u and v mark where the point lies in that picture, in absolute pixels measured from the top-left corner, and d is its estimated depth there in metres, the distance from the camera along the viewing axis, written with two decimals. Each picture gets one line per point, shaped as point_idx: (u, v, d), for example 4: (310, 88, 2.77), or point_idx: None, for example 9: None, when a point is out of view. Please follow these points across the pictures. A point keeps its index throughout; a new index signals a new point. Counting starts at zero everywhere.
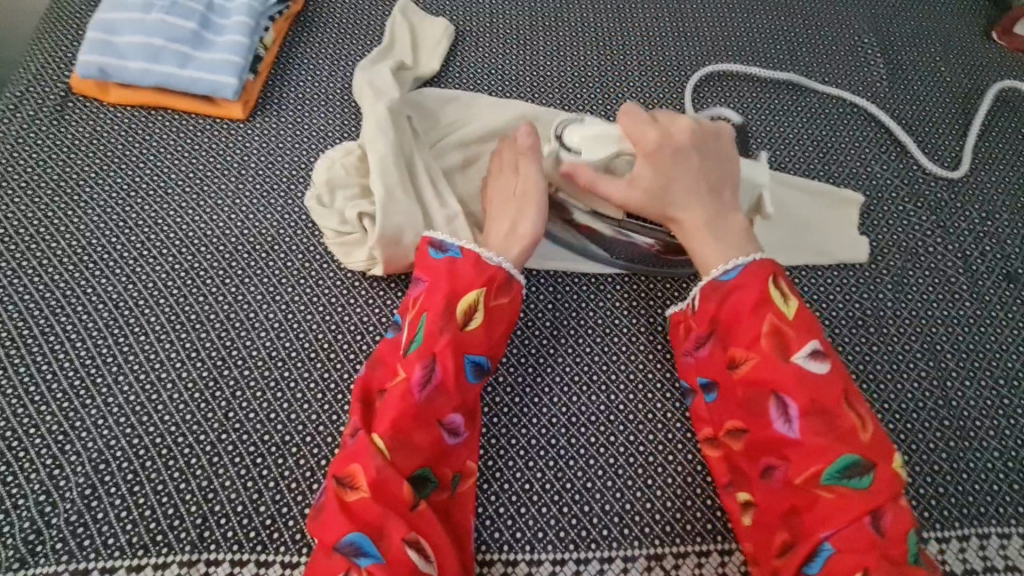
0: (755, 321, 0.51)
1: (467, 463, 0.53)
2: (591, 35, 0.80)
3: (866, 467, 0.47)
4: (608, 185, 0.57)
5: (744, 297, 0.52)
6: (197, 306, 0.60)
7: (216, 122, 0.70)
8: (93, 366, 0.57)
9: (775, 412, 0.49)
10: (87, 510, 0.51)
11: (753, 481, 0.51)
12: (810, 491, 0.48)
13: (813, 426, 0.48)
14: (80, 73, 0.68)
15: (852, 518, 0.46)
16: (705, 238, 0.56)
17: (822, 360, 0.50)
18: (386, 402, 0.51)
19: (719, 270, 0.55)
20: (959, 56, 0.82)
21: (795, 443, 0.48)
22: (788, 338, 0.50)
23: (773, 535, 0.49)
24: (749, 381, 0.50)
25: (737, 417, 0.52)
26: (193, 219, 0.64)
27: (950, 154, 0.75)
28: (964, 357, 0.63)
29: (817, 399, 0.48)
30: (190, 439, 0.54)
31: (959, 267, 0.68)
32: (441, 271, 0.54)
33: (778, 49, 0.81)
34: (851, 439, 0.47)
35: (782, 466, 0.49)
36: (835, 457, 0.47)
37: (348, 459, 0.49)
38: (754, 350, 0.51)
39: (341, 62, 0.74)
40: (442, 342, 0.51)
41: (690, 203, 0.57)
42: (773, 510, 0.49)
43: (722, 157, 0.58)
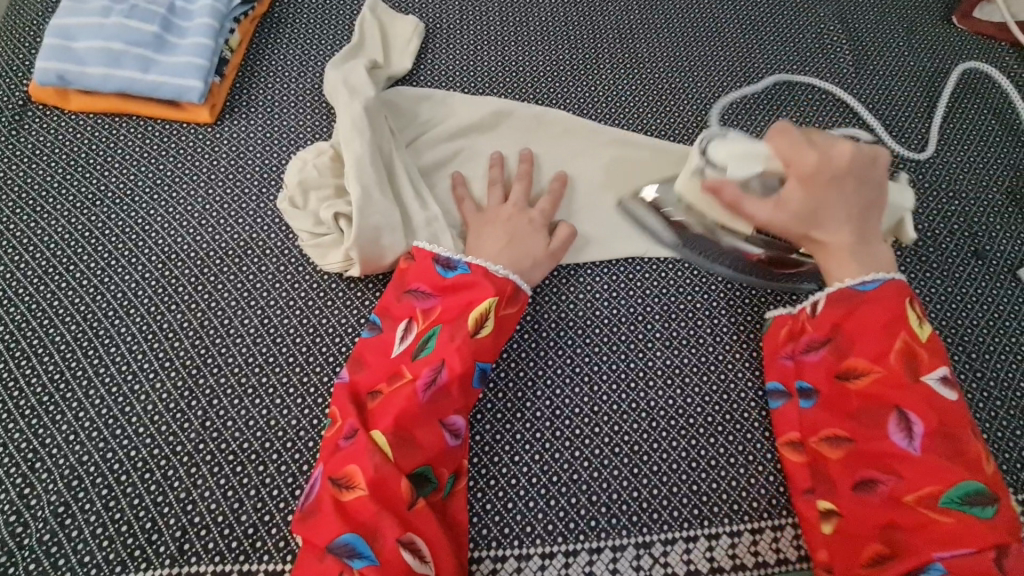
0: (884, 338, 0.50)
1: (462, 462, 0.52)
2: (562, 29, 0.81)
3: (989, 498, 0.45)
4: (752, 206, 0.54)
5: (876, 312, 0.51)
6: (170, 314, 0.58)
7: (182, 127, 0.68)
8: (62, 381, 0.55)
9: (895, 427, 0.47)
10: (61, 529, 0.50)
11: (845, 492, 0.49)
12: (920, 512, 0.45)
13: (938, 447, 0.46)
14: (38, 81, 0.66)
15: (970, 544, 0.44)
16: (849, 262, 0.53)
17: (949, 387, 0.49)
18: (390, 402, 0.50)
19: (854, 281, 0.53)
20: (921, 40, 0.84)
21: (913, 460, 0.46)
22: (920, 358, 0.49)
23: (865, 546, 0.47)
24: (868, 395, 0.49)
25: (842, 427, 0.50)
26: (163, 226, 0.63)
27: (916, 136, 0.77)
28: (937, 334, 0.64)
29: (944, 422, 0.47)
30: (166, 450, 0.53)
31: (929, 245, 0.69)
32: (456, 286, 0.54)
33: (746, 38, 0.82)
34: (976, 467, 0.46)
35: (890, 481, 0.47)
36: (956, 481, 0.45)
37: (343, 460, 0.48)
38: (880, 365, 0.49)
39: (310, 62, 0.73)
40: (453, 346, 0.51)
41: (840, 226, 0.53)
42: (865, 523, 0.47)
43: (878, 188, 0.54)
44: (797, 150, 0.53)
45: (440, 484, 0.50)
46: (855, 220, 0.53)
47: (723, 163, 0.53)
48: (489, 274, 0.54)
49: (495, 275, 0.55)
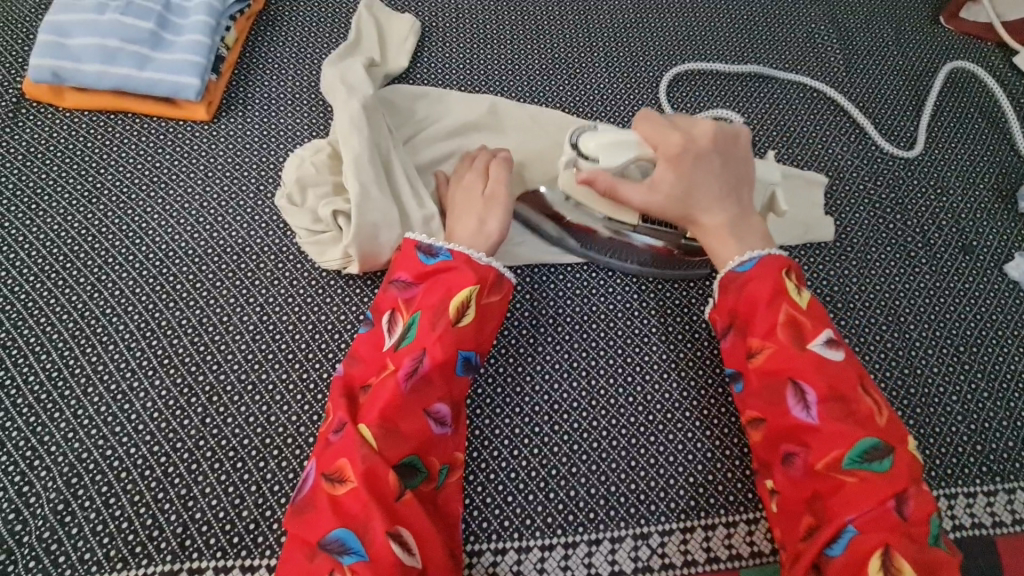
0: (770, 312, 0.51)
1: (453, 454, 0.52)
2: (557, 28, 0.81)
3: (885, 450, 0.46)
4: (627, 190, 0.55)
5: (760, 288, 0.51)
6: (168, 312, 0.58)
7: (178, 125, 0.68)
8: (60, 379, 0.55)
9: (792, 400, 0.48)
10: (61, 526, 0.50)
11: (772, 468, 0.50)
12: (830, 478, 0.46)
13: (832, 411, 0.47)
14: (32, 78, 0.66)
15: (875, 501, 0.45)
16: (731, 243, 0.55)
17: (837, 349, 0.50)
18: (375, 394, 0.50)
19: (733, 262, 0.54)
20: (910, 40, 0.85)
21: (814, 429, 0.47)
22: (803, 326, 0.50)
23: (797, 519, 0.48)
24: (765, 371, 0.50)
25: (755, 408, 0.51)
26: (160, 224, 0.63)
27: (905, 134, 0.78)
28: (926, 327, 0.65)
29: (835, 385, 0.48)
30: (166, 447, 0.53)
31: (918, 241, 0.71)
32: (435, 273, 0.54)
33: (739, 38, 0.83)
34: (869, 423, 0.47)
35: (801, 452, 0.48)
36: (854, 441, 0.46)
37: (332, 455, 0.48)
38: (771, 340, 0.50)
39: (307, 60, 0.73)
40: (434, 335, 0.51)
41: (715, 205, 0.55)
42: (793, 497, 0.48)
43: (739, 159, 0.57)
44: (656, 131, 0.56)
45: (431, 475, 0.50)
46: (729, 195, 0.56)
47: (595, 154, 0.55)
48: (471, 261, 0.54)
49: (478, 263, 0.54)
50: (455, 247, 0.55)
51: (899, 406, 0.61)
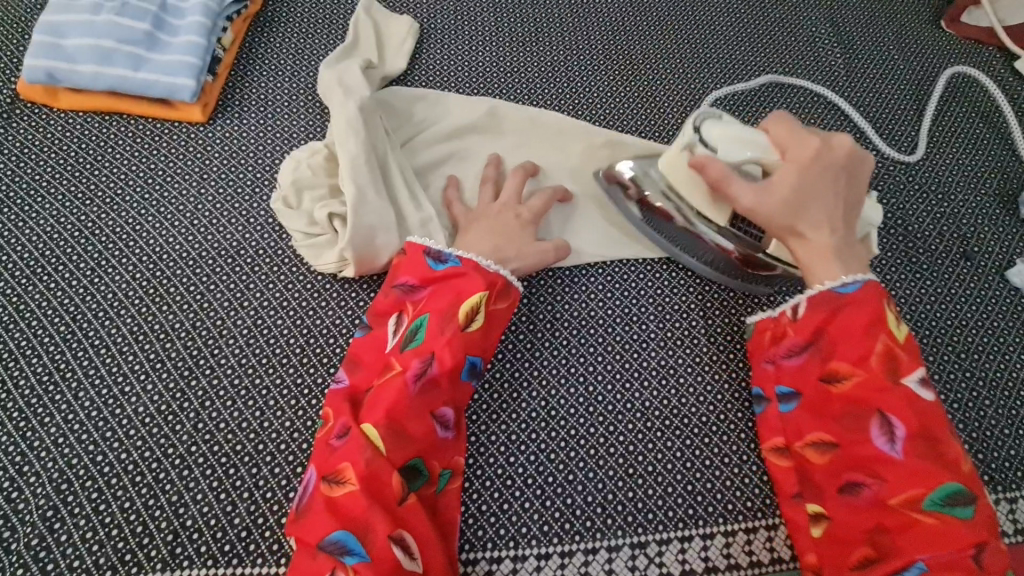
0: (862, 341, 0.49)
1: (454, 459, 0.52)
2: (557, 30, 0.81)
3: (969, 498, 0.45)
4: (739, 186, 0.52)
5: (854, 317, 0.50)
6: (161, 316, 0.58)
7: (174, 126, 0.67)
8: (51, 383, 0.54)
9: (878, 431, 0.47)
10: (50, 533, 0.49)
11: (830, 494, 0.49)
12: (904, 513, 0.45)
13: (919, 450, 0.46)
14: (26, 79, 0.65)
15: (948, 545, 0.44)
16: (832, 263, 0.52)
17: (929, 390, 0.48)
18: (378, 395, 0.49)
19: (838, 281, 0.51)
20: (911, 44, 0.85)
21: (896, 462, 0.46)
22: (899, 360, 0.48)
23: (851, 548, 0.47)
24: (853, 398, 0.49)
25: (826, 431, 0.50)
26: (154, 226, 0.62)
27: (906, 139, 0.78)
28: (927, 334, 0.65)
29: (927, 425, 0.47)
30: (158, 453, 0.52)
31: (919, 246, 0.70)
32: (447, 278, 0.53)
33: (739, 41, 0.83)
34: (958, 469, 0.46)
35: (873, 483, 0.47)
36: (937, 483, 0.45)
37: (334, 458, 0.47)
38: (860, 368, 0.49)
39: (304, 61, 0.73)
40: (442, 339, 0.51)
41: (823, 223, 0.52)
42: (853, 525, 0.47)
43: (858, 186, 0.55)
44: (792, 136, 0.53)
45: (431, 478, 0.50)
46: (840, 218, 0.53)
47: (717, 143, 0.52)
48: (480, 266, 0.54)
49: (486, 268, 0.54)
50: (465, 254, 0.54)
51: None
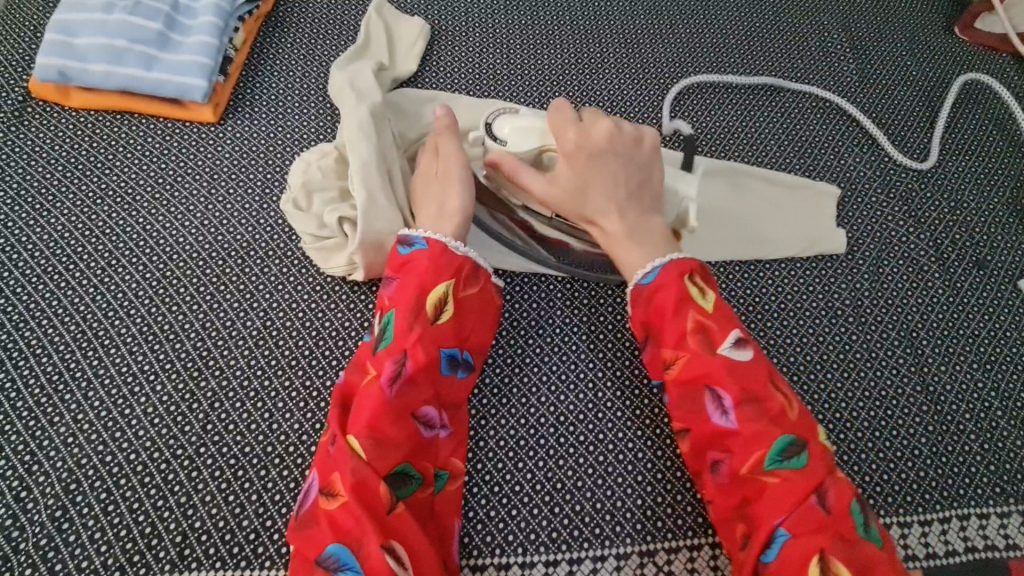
0: (678, 318, 0.51)
1: (449, 460, 0.52)
2: (567, 33, 0.81)
3: (800, 445, 0.46)
4: (528, 179, 0.56)
5: (668, 295, 0.51)
6: (171, 316, 0.58)
7: (185, 126, 0.67)
8: (60, 383, 0.54)
9: (710, 407, 0.48)
10: (58, 533, 0.49)
11: (702, 479, 0.50)
12: (756, 482, 0.46)
13: (747, 413, 0.47)
14: (38, 77, 0.65)
15: (797, 500, 0.44)
16: (628, 244, 0.55)
17: (744, 348, 0.50)
18: (361, 402, 0.49)
19: (640, 274, 0.54)
20: (923, 50, 0.85)
21: (733, 433, 0.47)
22: (709, 330, 0.50)
23: (734, 529, 0.47)
24: (683, 380, 0.50)
25: (676, 421, 0.51)
26: (164, 226, 0.62)
27: (918, 146, 0.77)
28: (939, 343, 0.64)
29: (746, 387, 0.48)
30: (167, 454, 0.52)
31: (931, 255, 0.70)
32: (411, 270, 0.53)
33: (751, 46, 0.83)
34: (782, 420, 0.47)
35: (724, 458, 0.48)
36: (771, 441, 0.46)
37: (325, 468, 0.47)
38: (682, 349, 0.50)
39: (315, 62, 0.73)
40: (412, 337, 0.50)
41: (611, 211, 0.56)
42: (723, 505, 0.48)
43: (641, 162, 0.58)
44: (560, 125, 0.57)
45: (426, 480, 0.49)
46: (626, 201, 0.56)
47: (505, 137, 0.57)
48: (445, 253, 0.53)
49: (455, 252, 0.54)
50: (431, 235, 0.54)
51: (910, 423, 0.60)
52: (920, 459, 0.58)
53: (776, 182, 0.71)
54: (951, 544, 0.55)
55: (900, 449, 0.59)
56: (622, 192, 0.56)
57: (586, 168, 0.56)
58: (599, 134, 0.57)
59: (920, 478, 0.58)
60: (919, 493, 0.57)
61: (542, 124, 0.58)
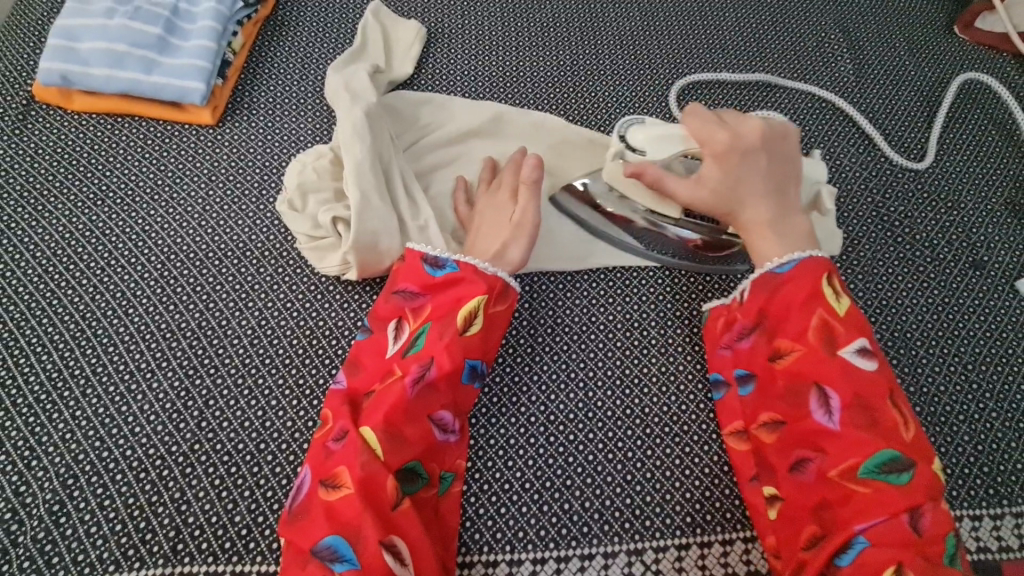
0: (802, 316, 0.51)
1: (455, 462, 0.53)
2: (564, 35, 0.81)
3: (906, 463, 0.45)
4: (674, 185, 0.57)
5: (794, 292, 0.52)
6: (168, 315, 0.59)
7: (184, 128, 0.69)
8: (59, 380, 0.55)
9: (815, 403, 0.49)
10: (55, 527, 0.50)
11: (777, 473, 0.50)
12: (844, 485, 0.46)
13: (855, 420, 0.47)
14: (41, 81, 0.67)
15: (882, 512, 0.44)
16: (771, 240, 0.55)
17: (869, 358, 0.49)
18: (380, 401, 0.49)
19: (774, 262, 0.54)
20: (922, 50, 0.84)
21: (834, 434, 0.47)
22: (835, 333, 0.49)
23: (800, 526, 0.48)
24: (793, 373, 0.50)
25: (774, 409, 0.51)
26: (163, 226, 0.63)
27: (915, 146, 0.77)
28: (933, 345, 0.64)
29: (861, 394, 0.47)
30: (162, 450, 0.53)
31: (927, 255, 0.69)
32: (442, 285, 0.54)
33: (747, 46, 0.83)
34: (894, 435, 0.46)
35: (816, 456, 0.48)
36: (874, 451, 0.46)
37: (331, 463, 0.47)
38: (800, 343, 0.50)
39: (312, 65, 0.74)
40: (441, 344, 0.51)
41: (758, 202, 0.55)
42: (798, 503, 0.48)
43: (787, 158, 0.57)
44: (704, 126, 0.56)
45: (431, 481, 0.50)
46: (774, 194, 0.56)
47: (643, 146, 0.57)
48: (477, 271, 0.54)
49: (484, 271, 0.54)
50: (461, 257, 0.54)
51: None
52: None
53: None
54: None
55: None
56: (770, 186, 0.56)
57: (732, 166, 0.55)
58: (751, 133, 0.56)
59: None
60: None
61: (681, 128, 0.57)
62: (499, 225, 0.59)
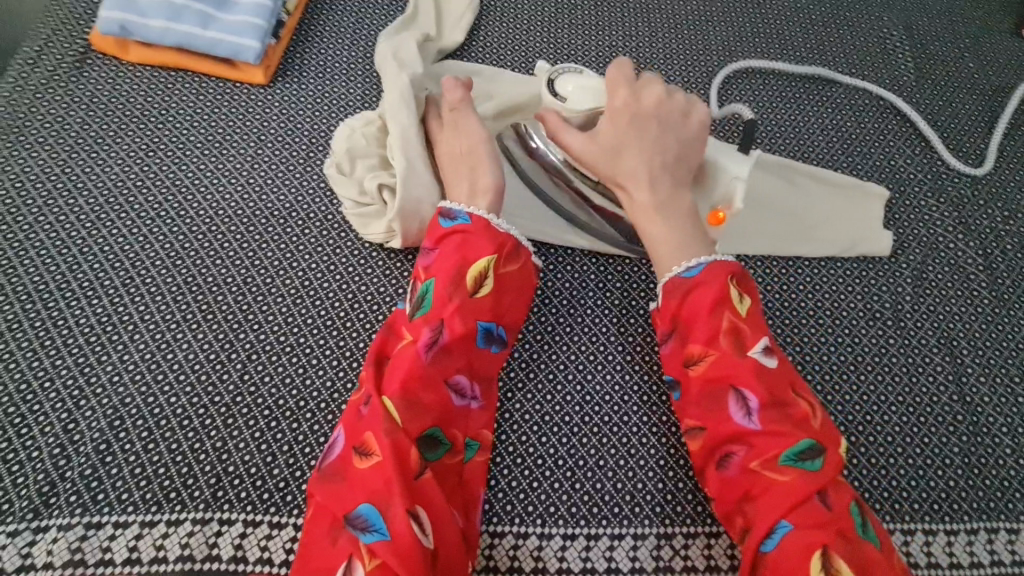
0: (710, 319, 0.50)
1: (480, 431, 0.52)
2: (619, 15, 0.79)
3: (819, 452, 0.46)
4: (569, 137, 0.56)
5: (703, 295, 0.51)
6: (215, 269, 0.59)
7: (236, 86, 0.69)
8: (109, 323, 0.56)
9: (733, 407, 0.48)
10: (101, 466, 0.51)
11: (707, 475, 0.50)
12: (763, 477, 0.46)
13: (772, 417, 0.47)
14: (100, 30, 0.67)
15: (800, 499, 0.45)
16: (653, 218, 0.55)
17: (772, 356, 0.50)
18: (395, 365, 0.50)
19: (681, 267, 0.53)
20: (988, 52, 0.81)
21: (753, 434, 0.47)
22: (742, 333, 0.50)
23: (734, 522, 0.48)
24: (707, 379, 0.50)
25: (694, 416, 0.51)
26: (212, 182, 0.64)
27: (974, 151, 0.74)
28: (981, 354, 0.62)
29: (773, 391, 0.48)
30: (205, 400, 0.54)
31: (980, 263, 0.67)
32: (450, 241, 0.53)
33: (806, 37, 0.80)
34: (805, 426, 0.47)
35: (738, 453, 0.48)
36: (792, 442, 0.46)
37: (358, 429, 0.48)
38: (712, 347, 0.50)
39: (364, 31, 0.73)
40: (450, 306, 0.51)
41: (644, 180, 0.55)
42: (726, 499, 0.49)
43: (686, 136, 0.56)
44: (616, 92, 0.57)
45: (454, 447, 0.50)
46: (663, 172, 0.56)
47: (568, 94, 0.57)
48: (487, 227, 0.53)
49: (495, 228, 0.53)
50: (475, 210, 0.54)
51: (945, 431, 0.58)
52: (952, 468, 0.57)
53: (846, 183, 0.68)
54: (978, 556, 0.54)
55: (932, 457, 0.57)
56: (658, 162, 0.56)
57: (623, 133, 0.56)
58: (647, 107, 0.57)
59: (949, 488, 0.56)
60: (947, 502, 0.56)
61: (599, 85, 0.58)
62: (467, 160, 0.57)
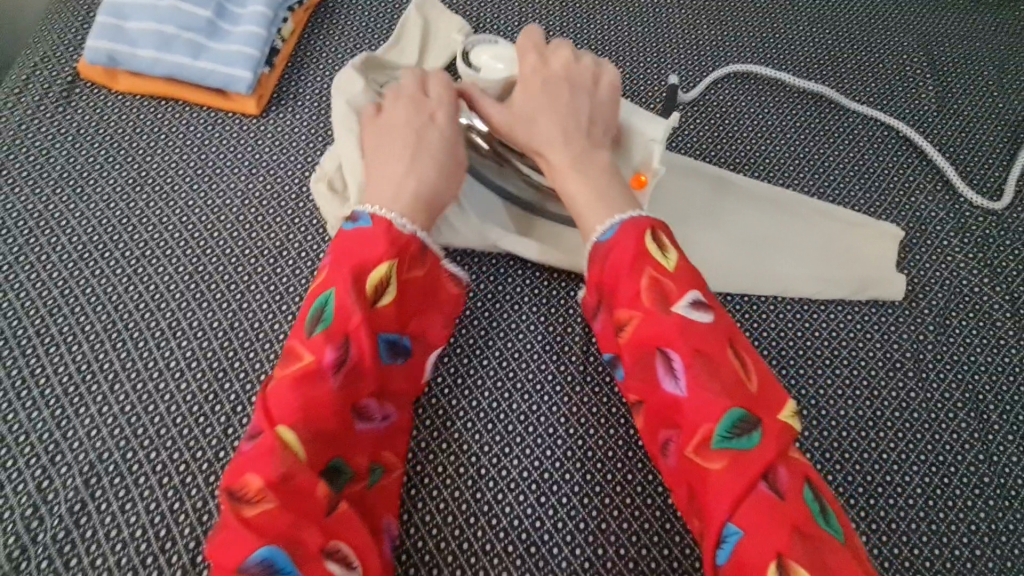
0: (632, 279, 0.47)
1: (388, 454, 0.49)
2: (626, 41, 0.76)
3: (753, 423, 0.42)
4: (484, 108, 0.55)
5: (621, 257, 0.48)
6: (200, 313, 0.57)
7: (228, 117, 0.66)
8: (88, 371, 0.54)
9: (661, 373, 0.45)
10: (75, 527, 0.48)
11: (657, 459, 0.47)
12: (702, 459, 0.43)
13: (699, 380, 0.44)
14: (87, 59, 0.65)
15: (744, 483, 0.41)
16: (569, 176, 0.53)
17: (702, 310, 0.46)
18: (284, 393, 0.43)
19: (598, 229, 0.51)
20: (1013, 80, 0.78)
21: (687, 403, 0.44)
22: (665, 291, 0.47)
23: (691, 521, 0.44)
24: (636, 344, 0.47)
25: (631, 392, 0.48)
26: (200, 219, 0.61)
27: (1001, 187, 0.71)
28: (1008, 409, 0.59)
29: (700, 348, 0.44)
30: (186, 456, 0.51)
31: (1006, 309, 0.64)
32: (349, 247, 0.49)
33: (821, 64, 0.77)
34: (738, 393, 0.43)
35: (677, 433, 0.45)
36: (721, 413, 0.42)
37: (239, 470, 0.41)
38: (635, 308, 0.47)
39: (361, 58, 0.71)
40: (356, 319, 0.46)
41: (559, 140, 0.53)
42: (678, 491, 0.45)
43: (594, 95, 0.56)
44: (525, 55, 0.56)
45: (358, 474, 0.46)
46: (576, 130, 0.54)
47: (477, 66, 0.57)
48: (393, 227, 0.50)
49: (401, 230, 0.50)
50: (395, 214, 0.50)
51: (970, 494, 0.55)
52: (977, 535, 0.53)
53: (856, 222, 0.66)
54: None
55: (957, 523, 0.54)
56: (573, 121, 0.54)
57: (537, 97, 0.54)
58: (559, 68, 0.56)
59: (975, 557, 0.53)
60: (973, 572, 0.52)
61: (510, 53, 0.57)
62: (395, 151, 0.53)
